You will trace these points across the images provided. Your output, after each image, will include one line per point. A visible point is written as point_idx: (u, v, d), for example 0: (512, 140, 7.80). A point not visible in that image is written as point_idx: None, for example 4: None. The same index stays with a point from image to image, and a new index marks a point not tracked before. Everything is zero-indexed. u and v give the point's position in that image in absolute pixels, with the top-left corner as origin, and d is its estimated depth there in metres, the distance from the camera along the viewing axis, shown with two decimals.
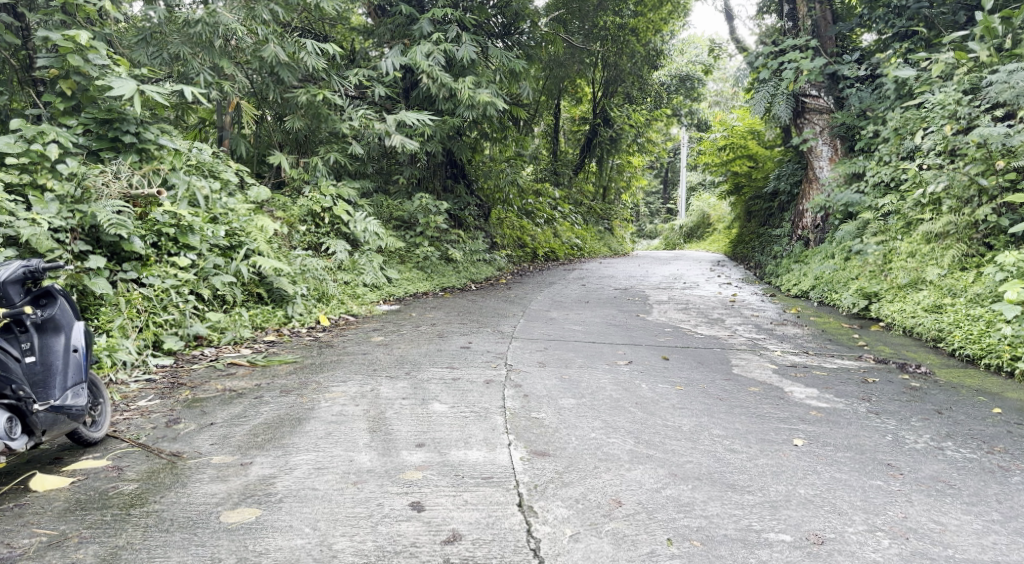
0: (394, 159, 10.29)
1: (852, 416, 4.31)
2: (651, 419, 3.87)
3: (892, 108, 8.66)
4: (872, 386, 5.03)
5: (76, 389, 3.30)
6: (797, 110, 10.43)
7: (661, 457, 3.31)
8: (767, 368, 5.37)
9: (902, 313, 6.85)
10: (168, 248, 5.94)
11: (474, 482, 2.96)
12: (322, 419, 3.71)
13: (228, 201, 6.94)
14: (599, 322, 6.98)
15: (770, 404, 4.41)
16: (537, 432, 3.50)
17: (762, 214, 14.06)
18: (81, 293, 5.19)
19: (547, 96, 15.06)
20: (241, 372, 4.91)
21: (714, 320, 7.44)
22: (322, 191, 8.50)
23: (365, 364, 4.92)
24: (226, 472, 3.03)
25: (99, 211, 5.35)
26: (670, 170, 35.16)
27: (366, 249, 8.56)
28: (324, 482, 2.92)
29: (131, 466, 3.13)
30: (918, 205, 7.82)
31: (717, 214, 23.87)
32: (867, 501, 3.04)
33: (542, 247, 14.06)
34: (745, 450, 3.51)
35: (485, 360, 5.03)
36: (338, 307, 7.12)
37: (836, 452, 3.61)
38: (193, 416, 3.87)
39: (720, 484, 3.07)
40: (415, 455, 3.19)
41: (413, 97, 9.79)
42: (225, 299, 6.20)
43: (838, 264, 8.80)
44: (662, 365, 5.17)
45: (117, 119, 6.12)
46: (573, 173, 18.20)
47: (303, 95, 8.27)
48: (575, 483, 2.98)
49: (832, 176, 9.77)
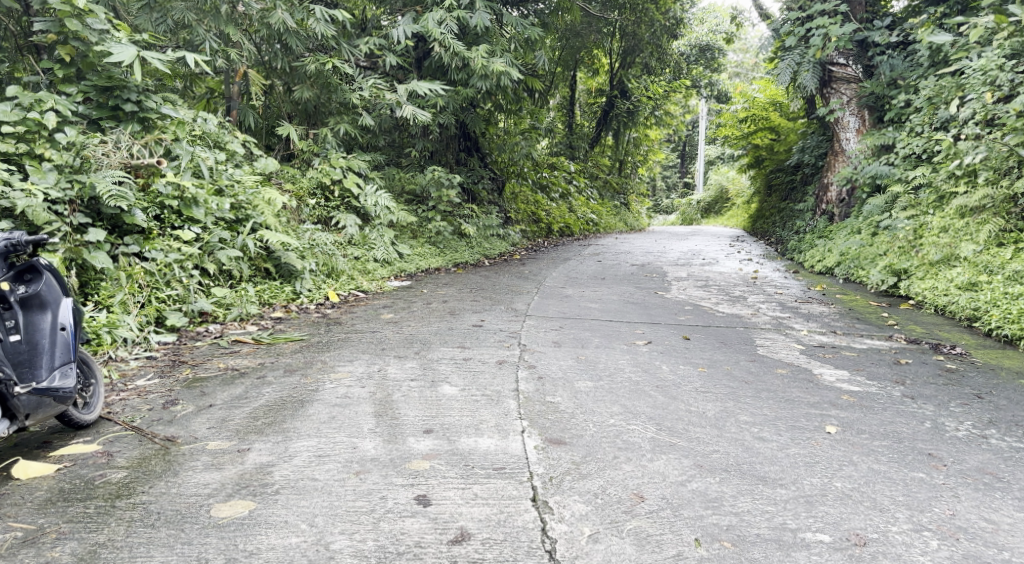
0: (407, 132, 10.07)
1: (886, 400, 4.08)
2: (673, 404, 3.66)
3: (924, 76, 8.41)
4: (905, 368, 4.80)
5: (64, 369, 3.11)
6: (823, 80, 10.05)
7: (685, 445, 3.10)
8: (793, 349, 5.13)
9: (934, 291, 6.58)
10: (171, 221, 5.79)
11: (485, 473, 2.75)
12: (326, 402, 3.51)
13: (235, 172, 6.75)
14: (616, 299, 6.74)
15: (799, 387, 4.19)
16: (553, 418, 3.29)
17: (784, 188, 13.73)
18: (80, 268, 5.03)
19: (563, 66, 14.74)
20: (245, 350, 4.74)
21: (735, 297, 7.20)
22: (332, 163, 8.28)
23: (373, 343, 4.73)
24: (221, 460, 2.85)
25: (98, 181, 5.18)
26: (688, 145, 34.56)
27: (377, 224, 8.36)
28: (325, 472, 2.72)
29: (121, 452, 2.95)
30: (952, 177, 7.52)
31: (736, 189, 23.52)
32: (910, 496, 2.81)
33: (556, 223, 13.78)
34: (775, 439, 3.29)
35: (498, 339, 4.81)
36: (347, 283, 6.92)
37: (872, 441, 3.40)
38: (192, 397, 3.70)
39: (751, 476, 2.85)
40: (422, 443, 2.99)
41: (425, 67, 9.54)
42: (232, 273, 6.02)
43: (864, 240, 8.48)
44: (683, 346, 4.93)
45: (118, 87, 5.95)
46: (590, 147, 17.80)
47: (311, 64, 8.04)
48: (594, 475, 2.76)
49: (859, 148, 9.46)
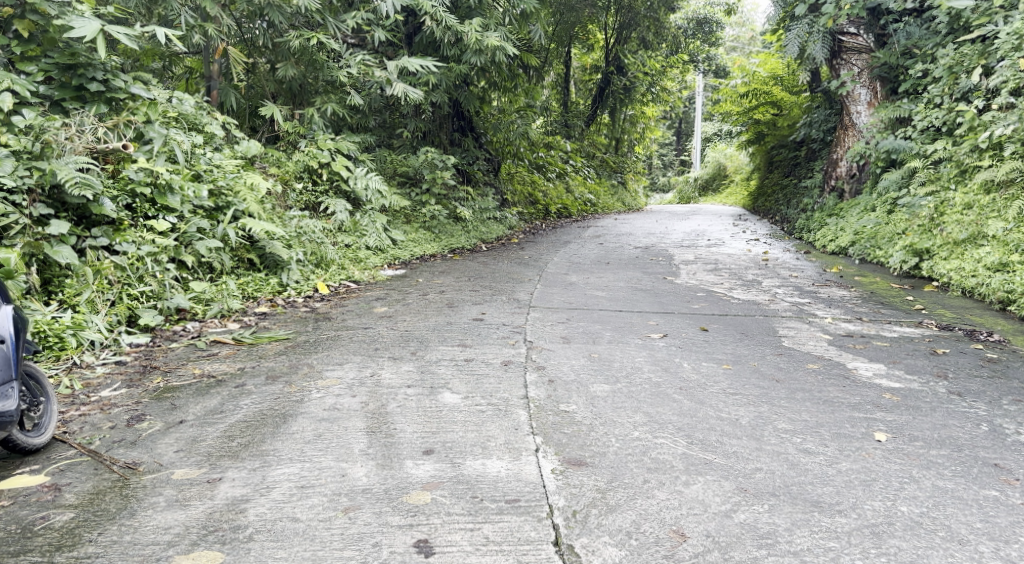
0: (397, 112, 9.58)
1: (931, 399, 3.69)
2: (701, 410, 3.26)
3: (942, 45, 8.04)
4: (943, 360, 4.41)
5: (3, 390, 2.71)
6: (833, 51, 9.62)
7: (723, 464, 2.70)
8: (821, 340, 4.73)
9: (961, 272, 6.19)
10: (143, 210, 5.30)
11: (496, 507, 2.36)
12: (312, 416, 3.10)
13: (214, 156, 6.29)
14: (624, 286, 6.31)
15: (836, 386, 3.80)
16: (570, 433, 2.89)
17: (787, 164, 13.36)
18: (42, 264, 4.58)
19: (557, 43, 14.23)
20: (224, 352, 4.31)
21: (749, 281, 6.78)
22: (319, 145, 7.79)
23: (365, 342, 4.31)
24: (187, 494, 2.45)
25: (60, 168, 4.72)
26: (683, 122, 34.07)
27: (368, 209, 7.93)
28: (308, 510, 2.33)
29: (71, 485, 2.53)
30: (976, 150, 7.13)
31: (734, 165, 23.14)
32: (989, 522, 2.44)
33: (553, 204, 13.33)
34: (821, 452, 2.90)
35: (501, 335, 4.40)
36: (337, 274, 6.48)
37: (929, 450, 3.01)
38: (161, 412, 3.28)
39: (804, 503, 2.48)
40: (422, 468, 2.59)
41: (416, 43, 9.05)
42: (212, 266, 5.61)
43: (880, 218, 8.09)
44: (703, 339, 4.53)
45: (82, 64, 5.47)
46: (585, 126, 17.24)
47: (295, 40, 7.51)
48: (624, 507, 2.38)
49: (872, 121, 9.00)
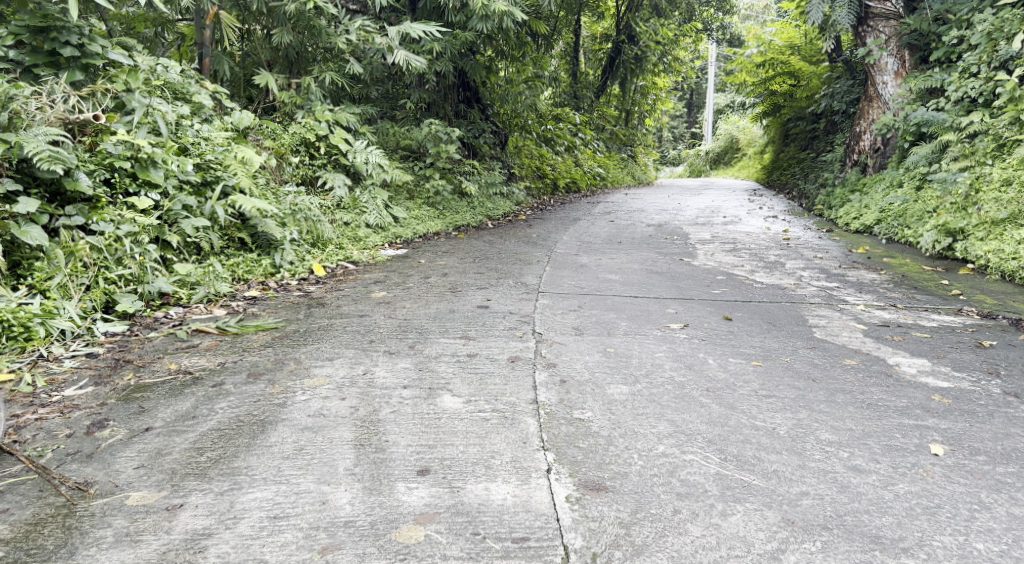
0: (401, 82, 9.20)
1: (987, 402, 3.30)
2: (733, 418, 2.88)
3: (978, 10, 7.56)
4: (992, 354, 4.01)
5: None
6: (859, 17, 9.06)
7: (763, 487, 2.35)
8: (855, 331, 4.34)
9: (1000, 254, 5.76)
10: (123, 186, 4.91)
11: (502, 549, 2.06)
12: (294, 424, 2.73)
13: (202, 128, 5.86)
14: (639, 269, 5.92)
15: (879, 386, 3.42)
16: (587, 448, 2.53)
17: (805, 137, 12.89)
18: (10, 246, 4.21)
19: (566, 11, 13.60)
20: (206, 344, 3.94)
21: (772, 263, 6.36)
22: (317, 117, 7.37)
23: (359, 334, 3.93)
24: (140, 525, 2.15)
25: (29, 140, 4.31)
26: (694, 93, 33.36)
27: (369, 184, 7.52)
28: (279, 551, 2.04)
29: (8, 513, 2.23)
30: (1017, 122, 6.67)
31: (747, 137, 22.54)
32: None
33: (563, 179, 12.87)
34: (875, 470, 2.52)
35: (508, 326, 4.02)
36: (335, 254, 6.12)
37: (996, 467, 2.64)
38: (126, 416, 2.93)
39: (863, 540, 2.15)
40: (415, 494, 2.25)
41: (420, 8, 8.59)
42: (200, 246, 5.24)
43: (908, 195, 7.65)
44: (727, 330, 4.15)
45: (55, 28, 5.06)
46: (595, 97, 16.67)
47: (289, 4, 7.05)
48: (652, 547, 2.08)
49: (899, 92, 8.50)
